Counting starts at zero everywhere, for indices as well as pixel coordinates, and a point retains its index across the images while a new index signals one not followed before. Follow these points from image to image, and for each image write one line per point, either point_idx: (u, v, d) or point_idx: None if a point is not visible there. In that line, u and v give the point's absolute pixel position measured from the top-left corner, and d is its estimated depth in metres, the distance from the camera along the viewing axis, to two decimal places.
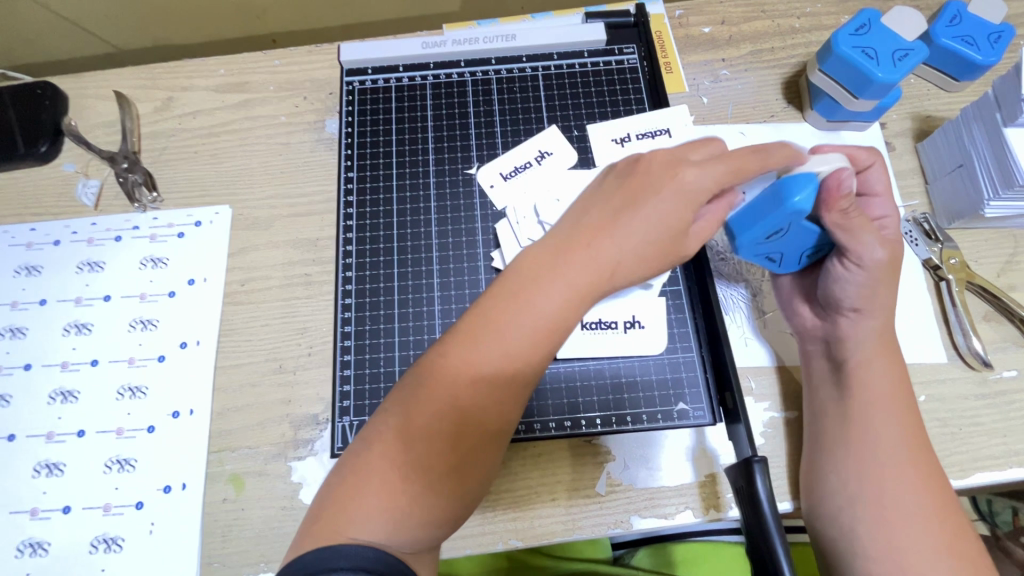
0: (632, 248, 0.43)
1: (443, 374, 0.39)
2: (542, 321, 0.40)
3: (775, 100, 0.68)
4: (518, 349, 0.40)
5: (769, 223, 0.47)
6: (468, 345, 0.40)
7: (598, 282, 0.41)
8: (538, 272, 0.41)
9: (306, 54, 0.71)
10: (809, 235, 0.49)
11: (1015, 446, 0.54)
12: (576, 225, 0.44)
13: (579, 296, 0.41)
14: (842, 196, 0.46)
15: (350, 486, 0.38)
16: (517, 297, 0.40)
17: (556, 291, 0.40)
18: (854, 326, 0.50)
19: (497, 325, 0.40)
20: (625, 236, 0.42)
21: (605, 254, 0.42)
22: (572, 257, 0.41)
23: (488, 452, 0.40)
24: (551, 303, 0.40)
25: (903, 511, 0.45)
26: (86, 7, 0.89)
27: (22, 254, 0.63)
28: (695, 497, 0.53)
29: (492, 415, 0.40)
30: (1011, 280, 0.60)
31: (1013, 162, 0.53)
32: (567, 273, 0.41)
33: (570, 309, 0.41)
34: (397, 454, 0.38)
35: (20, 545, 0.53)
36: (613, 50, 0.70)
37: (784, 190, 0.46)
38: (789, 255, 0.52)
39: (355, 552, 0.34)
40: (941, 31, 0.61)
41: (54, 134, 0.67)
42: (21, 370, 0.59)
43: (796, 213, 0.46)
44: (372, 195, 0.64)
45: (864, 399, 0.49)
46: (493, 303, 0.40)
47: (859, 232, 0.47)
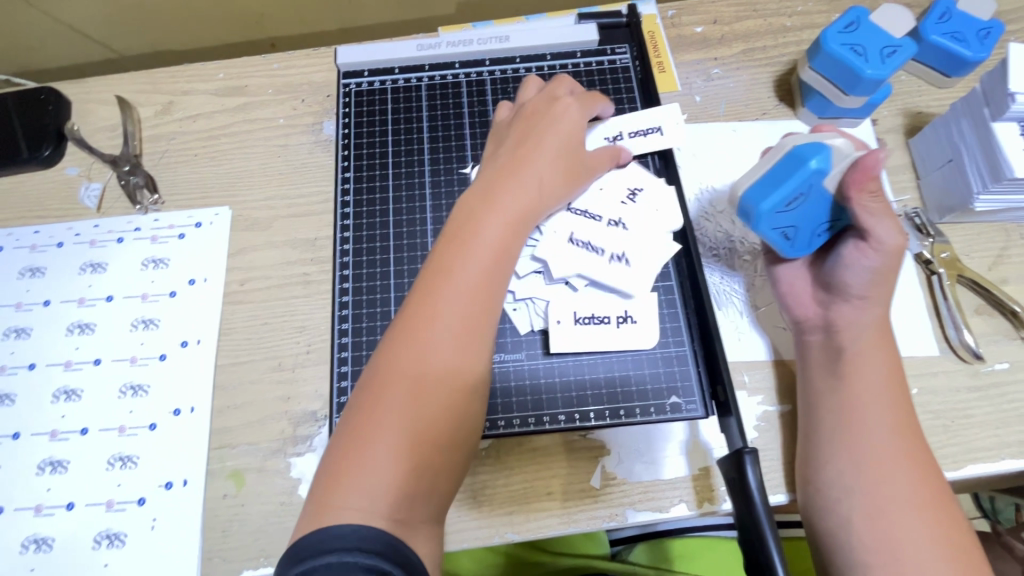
0: (546, 171, 0.53)
1: (415, 313, 0.43)
2: (491, 245, 0.46)
3: (767, 97, 0.69)
4: (480, 275, 0.45)
5: (788, 187, 0.49)
6: (433, 283, 0.44)
7: (524, 201, 0.50)
8: (477, 208, 0.48)
9: (304, 58, 0.73)
10: (823, 206, 0.50)
11: (1007, 438, 0.55)
12: (495, 169, 0.52)
13: (516, 215, 0.49)
14: (872, 177, 0.46)
15: (351, 438, 0.39)
16: (468, 229, 0.47)
17: (495, 217, 0.48)
18: (859, 312, 0.51)
19: (456, 257, 0.45)
20: (540, 161, 0.53)
21: (523, 177, 0.51)
22: (500, 189, 0.50)
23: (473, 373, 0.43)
24: (492, 229, 0.47)
25: (898, 499, 0.46)
26: (88, 14, 0.91)
27: (26, 256, 0.65)
28: (689, 490, 0.54)
29: (467, 338, 0.43)
30: (1003, 274, 0.61)
31: (1001, 155, 0.53)
32: (501, 200, 0.49)
33: (510, 230, 0.48)
34: (393, 393, 0.40)
35: (25, 541, 0.54)
36: (605, 50, 0.71)
37: (804, 154, 0.49)
38: (804, 231, 0.52)
39: (351, 531, 0.35)
40: (930, 28, 0.62)
41: (58, 137, 0.68)
42: (25, 370, 0.60)
43: (814, 174, 0.48)
44: (368, 195, 0.65)
45: (857, 390, 0.50)
46: (445, 246, 0.46)
47: (881, 215, 0.48)
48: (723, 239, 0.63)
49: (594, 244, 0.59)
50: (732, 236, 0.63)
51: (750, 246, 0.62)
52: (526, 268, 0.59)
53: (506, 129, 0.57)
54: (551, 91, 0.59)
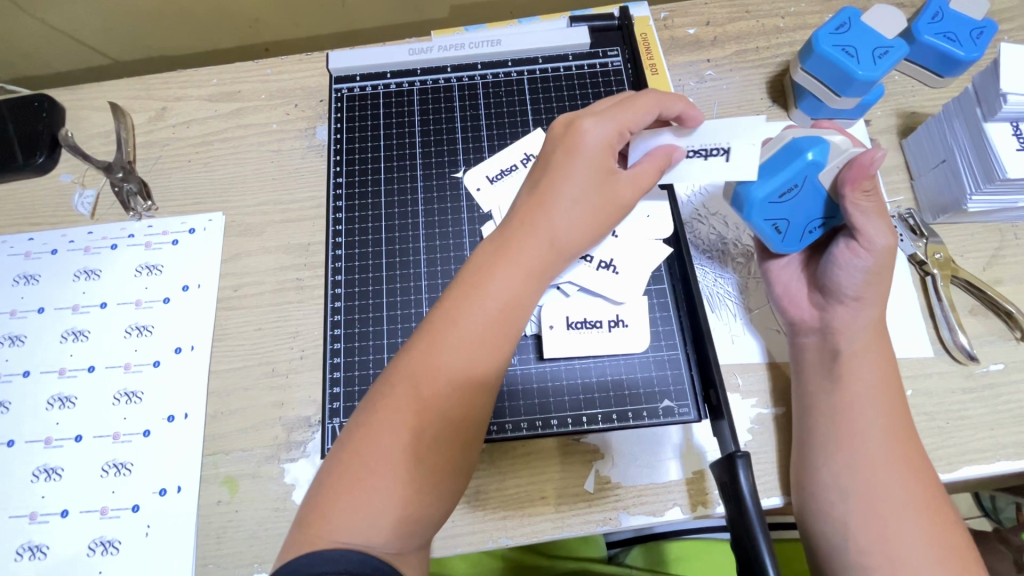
0: (567, 214, 0.47)
1: (412, 375, 0.41)
2: (498, 308, 0.44)
3: (760, 98, 0.69)
4: (483, 336, 0.43)
5: (784, 177, 0.47)
6: (434, 343, 0.42)
7: (539, 255, 0.46)
8: (486, 263, 0.45)
9: (297, 63, 0.73)
10: (817, 200, 0.49)
11: (1002, 439, 0.55)
12: (517, 211, 0.48)
13: (528, 276, 0.45)
14: (867, 176, 0.45)
15: (336, 483, 0.39)
16: (475, 284, 0.44)
17: (503, 277, 0.44)
18: (854, 315, 0.51)
19: (459, 319, 0.43)
20: (560, 202, 0.47)
21: (542, 228, 0.46)
22: (515, 239, 0.46)
23: (466, 444, 0.42)
24: (503, 287, 0.44)
25: (893, 503, 0.46)
26: (82, 21, 0.91)
27: (20, 263, 0.65)
28: (683, 494, 0.54)
29: (461, 407, 0.41)
30: (998, 274, 0.61)
31: (993, 156, 0.53)
32: (513, 257, 0.45)
33: (522, 286, 0.45)
34: (380, 457, 0.39)
35: (20, 548, 0.54)
36: (597, 53, 0.71)
37: (800, 145, 0.47)
38: (794, 226, 0.51)
39: (337, 557, 0.35)
40: (923, 28, 0.62)
41: (50, 144, 0.68)
42: (20, 377, 0.60)
43: (809, 166, 0.47)
44: (360, 200, 0.65)
45: (852, 393, 0.49)
46: (451, 304, 0.44)
47: (873, 215, 0.47)
48: (716, 241, 0.63)
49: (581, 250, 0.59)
50: (725, 238, 0.63)
51: (743, 248, 0.62)
52: None
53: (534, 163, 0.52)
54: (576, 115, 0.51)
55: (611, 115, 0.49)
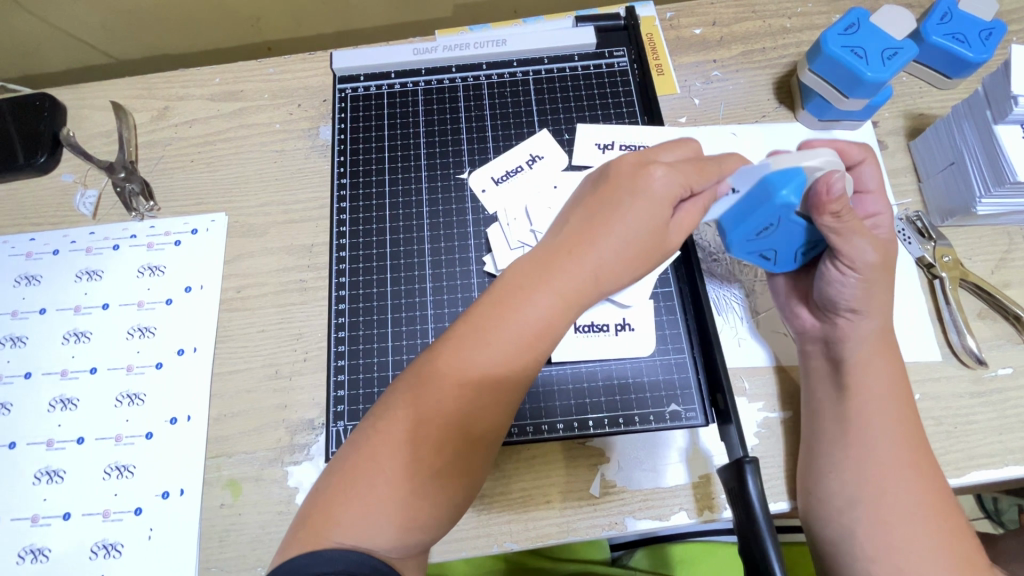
0: (615, 251, 0.44)
1: (434, 381, 0.40)
2: (528, 331, 0.41)
3: (766, 100, 0.68)
4: (508, 355, 0.41)
5: (758, 218, 0.48)
6: (457, 351, 0.41)
7: (583, 288, 0.43)
8: (527, 282, 0.43)
9: (300, 62, 0.72)
10: (799, 233, 0.49)
11: (1010, 444, 0.54)
12: (566, 232, 0.45)
13: (568, 303, 0.43)
14: (832, 199, 0.44)
15: (342, 485, 0.38)
16: (510, 302, 0.42)
17: (541, 302, 0.42)
18: (851, 327, 0.50)
19: (488, 331, 0.41)
20: (613, 237, 0.44)
21: (587, 257, 0.43)
22: (561, 267, 0.43)
23: (476, 460, 0.41)
24: (539, 312, 0.42)
25: (903, 511, 0.45)
26: (85, 19, 0.90)
27: (22, 264, 0.64)
28: (689, 498, 0.53)
29: (480, 424, 0.41)
30: (1006, 277, 0.60)
31: (1004, 159, 0.53)
32: (555, 285, 0.42)
33: (558, 318, 0.42)
34: (390, 463, 0.38)
35: (21, 551, 0.54)
36: (603, 53, 0.70)
37: (773, 183, 0.46)
38: (783, 253, 0.52)
39: (336, 556, 0.34)
40: (932, 29, 0.62)
41: (52, 144, 0.68)
42: (21, 378, 0.60)
43: (784, 206, 0.46)
44: (365, 201, 0.65)
45: (862, 398, 0.49)
46: (480, 317, 0.42)
47: (853, 235, 0.46)
48: (722, 244, 0.62)
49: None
50: None
51: None
52: None
53: (588, 188, 0.48)
54: (645, 157, 0.48)
55: (681, 168, 0.46)
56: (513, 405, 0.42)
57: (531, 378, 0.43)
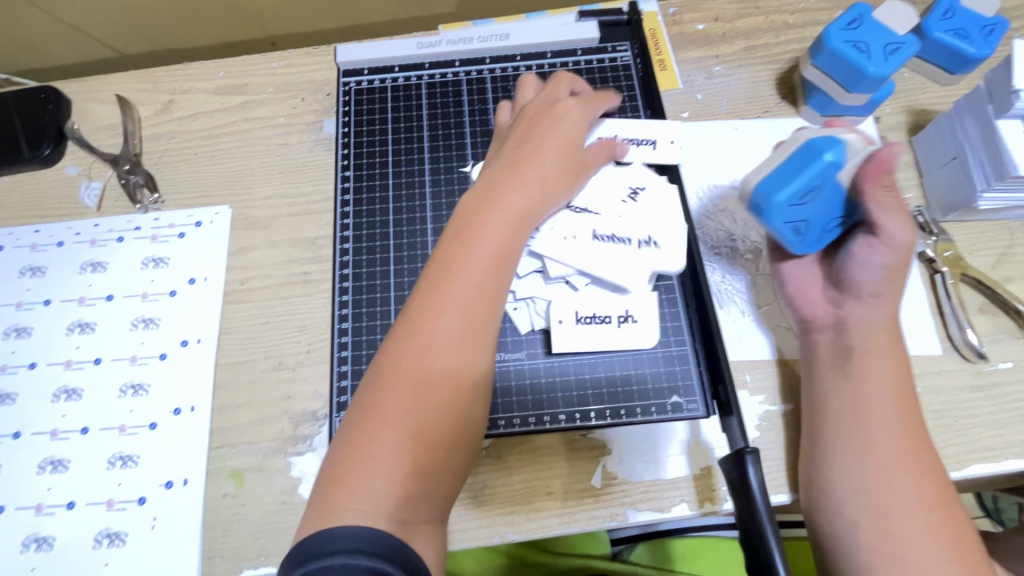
0: (548, 172, 0.51)
1: (418, 327, 0.42)
2: (489, 257, 0.44)
3: (769, 95, 0.68)
4: (480, 281, 0.44)
5: (804, 182, 0.47)
6: (434, 294, 0.43)
7: (529, 205, 0.48)
8: (476, 209, 0.47)
9: (304, 56, 0.72)
10: (837, 199, 0.49)
11: (1010, 438, 0.54)
12: (500, 167, 0.51)
13: (518, 220, 0.47)
14: (887, 170, 0.46)
15: (354, 448, 0.39)
16: (468, 228, 0.46)
17: (495, 221, 0.46)
18: (870, 311, 0.51)
19: (453, 271, 0.43)
20: (541, 160, 0.51)
21: (527, 181, 0.49)
22: (503, 191, 0.48)
23: (475, 392, 0.42)
24: (496, 232, 0.46)
25: (906, 503, 0.45)
26: (90, 13, 0.91)
27: (27, 255, 0.65)
28: (690, 490, 0.54)
29: (464, 364, 0.42)
30: (1007, 272, 0.61)
31: (1005, 153, 0.53)
32: (502, 206, 0.47)
33: (514, 233, 0.46)
34: (397, 406, 0.40)
35: (26, 540, 0.54)
36: (606, 48, 0.71)
37: (818, 147, 0.47)
38: (814, 224, 0.50)
39: (351, 535, 0.35)
40: (934, 25, 0.62)
41: (57, 137, 0.68)
42: (26, 369, 0.60)
43: (830, 168, 0.47)
44: (368, 193, 0.65)
45: (864, 389, 0.49)
46: (444, 252, 0.45)
47: (895, 211, 0.48)
48: (724, 238, 0.62)
49: (618, 235, 0.58)
50: (734, 234, 0.62)
51: (752, 245, 0.62)
52: (526, 269, 0.58)
53: (509, 131, 0.56)
54: (550, 93, 0.58)
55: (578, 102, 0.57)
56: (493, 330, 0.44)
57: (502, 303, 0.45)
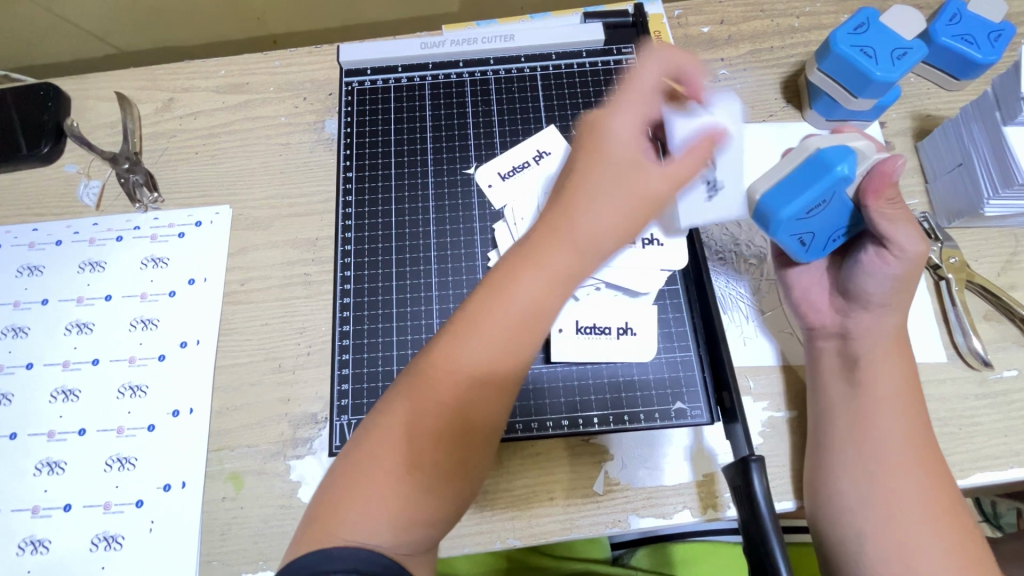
0: (598, 226, 0.42)
1: (429, 375, 0.40)
2: (519, 316, 0.41)
3: (774, 99, 0.68)
4: (505, 337, 0.41)
5: (811, 197, 0.45)
6: (453, 345, 0.40)
7: (569, 266, 0.42)
8: (513, 265, 0.42)
9: (306, 55, 0.72)
10: (842, 210, 0.47)
11: (1015, 446, 0.54)
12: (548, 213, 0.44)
13: (555, 283, 0.41)
14: (892, 183, 0.45)
15: (348, 484, 0.38)
16: (501, 283, 0.41)
17: (529, 281, 0.41)
18: (878, 322, 0.50)
19: (479, 324, 0.41)
20: (591, 212, 0.42)
21: (570, 235, 0.42)
22: (543, 246, 0.42)
23: (478, 447, 0.41)
24: (529, 294, 0.41)
25: (912, 508, 0.45)
26: (90, 9, 0.90)
27: (24, 254, 0.64)
28: (693, 496, 0.53)
29: (488, 391, 0.41)
30: (1012, 279, 0.60)
31: (1013, 160, 0.53)
32: (540, 262, 0.41)
33: (548, 296, 0.41)
34: (389, 454, 0.38)
35: (21, 543, 0.54)
36: (611, 50, 0.70)
37: (829, 157, 0.45)
38: (819, 236, 0.49)
39: (347, 555, 0.34)
40: (940, 30, 0.61)
41: (55, 134, 0.68)
42: (22, 369, 0.59)
43: (841, 181, 0.45)
44: (370, 195, 0.65)
45: (873, 396, 0.49)
46: (474, 303, 0.41)
47: (903, 220, 0.46)
48: (729, 242, 0.62)
49: None
50: (739, 239, 0.62)
51: (756, 249, 0.62)
52: None
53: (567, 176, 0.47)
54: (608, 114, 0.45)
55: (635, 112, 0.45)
56: (512, 393, 0.42)
57: (528, 358, 0.42)
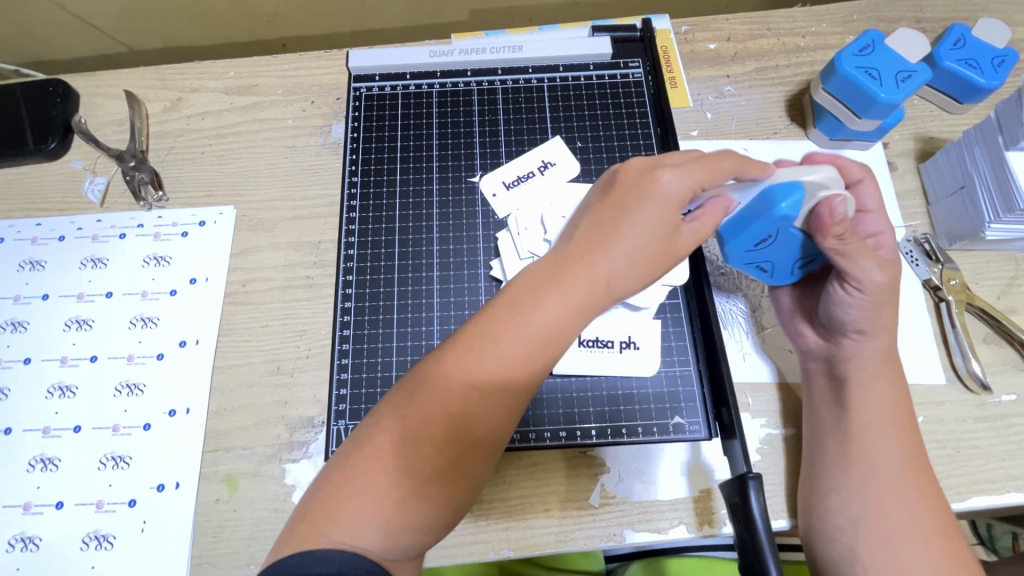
0: (626, 256, 0.44)
1: (441, 385, 0.40)
2: (536, 337, 0.41)
3: (778, 117, 0.68)
4: (519, 357, 0.41)
5: (755, 231, 0.48)
6: (466, 357, 0.40)
7: (592, 292, 0.43)
8: (538, 284, 0.42)
9: (315, 59, 0.72)
10: (795, 244, 0.49)
11: (1013, 470, 0.54)
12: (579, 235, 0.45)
13: (576, 309, 0.42)
14: (837, 223, 0.45)
15: (339, 486, 0.38)
16: (525, 302, 0.42)
17: (553, 304, 0.42)
18: (859, 346, 0.51)
19: (495, 338, 0.41)
20: (622, 243, 0.44)
21: (598, 262, 0.43)
22: (569, 270, 0.43)
23: (478, 466, 0.41)
24: (550, 317, 0.41)
25: (906, 533, 0.45)
26: (104, 8, 0.91)
27: (27, 249, 0.64)
28: (689, 512, 0.53)
29: (495, 410, 0.40)
30: (1012, 303, 0.60)
31: (1015, 186, 0.53)
32: (566, 287, 0.42)
33: (568, 320, 0.42)
34: (390, 458, 0.38)
35: (12, 539, 0.53)
36: (618, 63, 0.71)
37: (774, 196, 0.46)
38: (779, 264, 0.53)
39: (329, 558, 0.34)
40: (945, 54, 0.62)
41: (64, 130, 0.67)
42: (20, 364, 0.59)
43: (783, 222, 0.46)
44: (375, 200, 0.65)
45: (863, 418, 0.49)
46: (493, 315, 0.42)
47: (858, 257, 0.47)
48: None
49: None
50: None
51: None
52: None
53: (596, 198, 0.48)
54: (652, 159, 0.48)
55: (690, 169, 0.46)
56: (516, 413, 0.42)
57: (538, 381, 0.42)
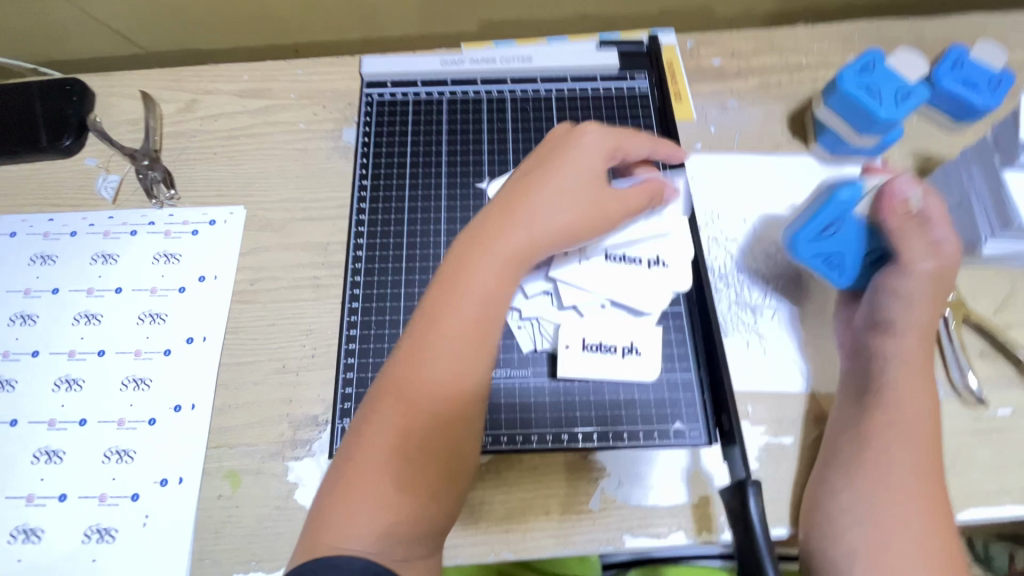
0: (551, 216, 0.49)
1: (405, 377, 0.43)
2: (478, 296, 0.45)
3: (780, 131, 0.70)
4: (472, 320, 0.45)
5: (818, 220, 0.57)
6: (421, 344, 0.44)
7: (520, 249, 0.48)
8: (464, 255, 0.47)
9: (328, 65, 0.74)
10: (859, 233, 0.56)
11: (1008, 484, 0.55)
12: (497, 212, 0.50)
13: (508, 263, 0.47)
14: (900, 201, 0.54)
15: (343, 495, 0.40)
16: (456, 275, 0.46)
17: (483, 265, 0.46)
18: (902, 343, 0.54)
19: (441, 317, 0.44)
20: (546, 209, 0.49)
21: (526, 229, 0.48)
22: (493, 236, 0.48)
23: (461, 428, 0.43)
24: (483, 276, 0.46)
25: (910, 538, 0.46)
26: (120, 11, 0.93)
27: (38, 243, 0.65)
28: (688, 518, 0.54)
29: (462, 368, 0.43)
30: (1008, 318, 0.61)
31: (1011, 205, 0.54)
32: (491, 247, 0.47)
33: (502, 275, 0.46)
34: (375, 452, 0.41)
35: (14, 530, 0.54)
36: (625, 75, 0.73)
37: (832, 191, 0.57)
38: (849, 261, 0.57)
39: (344, 564, 0.36)
40: (943, 74, 0.64)
41: (78, 128, 0.69)
42: (27, 357, 0.60)
43: (840, 205, 0.56)
44: (384, 204, 0.66)
45: (885, 421, 0.51)
46: (434, 299, 0.45)
47: (915, 239, 0.54)
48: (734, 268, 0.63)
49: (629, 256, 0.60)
50: (744, 266, 0.63)
51: (760, 276, 0.63)
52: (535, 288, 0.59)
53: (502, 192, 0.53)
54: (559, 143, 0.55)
55: (602, 137, 0.55)
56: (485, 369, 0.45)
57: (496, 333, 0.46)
